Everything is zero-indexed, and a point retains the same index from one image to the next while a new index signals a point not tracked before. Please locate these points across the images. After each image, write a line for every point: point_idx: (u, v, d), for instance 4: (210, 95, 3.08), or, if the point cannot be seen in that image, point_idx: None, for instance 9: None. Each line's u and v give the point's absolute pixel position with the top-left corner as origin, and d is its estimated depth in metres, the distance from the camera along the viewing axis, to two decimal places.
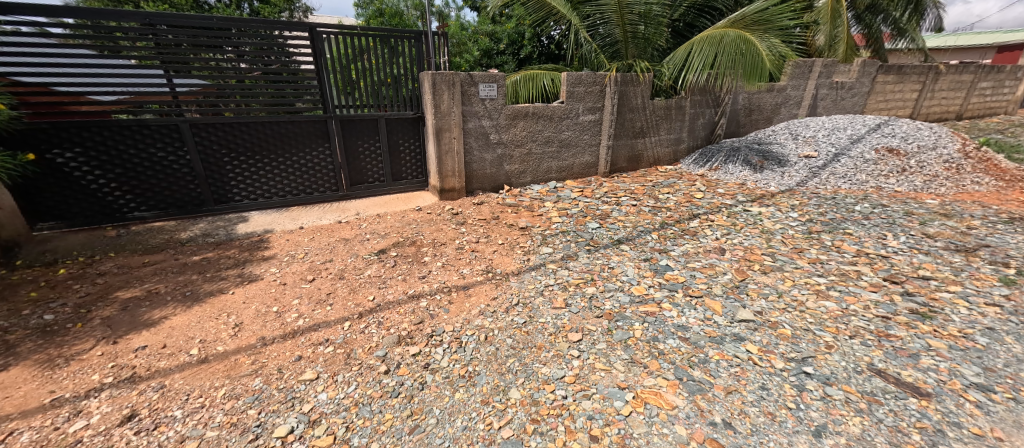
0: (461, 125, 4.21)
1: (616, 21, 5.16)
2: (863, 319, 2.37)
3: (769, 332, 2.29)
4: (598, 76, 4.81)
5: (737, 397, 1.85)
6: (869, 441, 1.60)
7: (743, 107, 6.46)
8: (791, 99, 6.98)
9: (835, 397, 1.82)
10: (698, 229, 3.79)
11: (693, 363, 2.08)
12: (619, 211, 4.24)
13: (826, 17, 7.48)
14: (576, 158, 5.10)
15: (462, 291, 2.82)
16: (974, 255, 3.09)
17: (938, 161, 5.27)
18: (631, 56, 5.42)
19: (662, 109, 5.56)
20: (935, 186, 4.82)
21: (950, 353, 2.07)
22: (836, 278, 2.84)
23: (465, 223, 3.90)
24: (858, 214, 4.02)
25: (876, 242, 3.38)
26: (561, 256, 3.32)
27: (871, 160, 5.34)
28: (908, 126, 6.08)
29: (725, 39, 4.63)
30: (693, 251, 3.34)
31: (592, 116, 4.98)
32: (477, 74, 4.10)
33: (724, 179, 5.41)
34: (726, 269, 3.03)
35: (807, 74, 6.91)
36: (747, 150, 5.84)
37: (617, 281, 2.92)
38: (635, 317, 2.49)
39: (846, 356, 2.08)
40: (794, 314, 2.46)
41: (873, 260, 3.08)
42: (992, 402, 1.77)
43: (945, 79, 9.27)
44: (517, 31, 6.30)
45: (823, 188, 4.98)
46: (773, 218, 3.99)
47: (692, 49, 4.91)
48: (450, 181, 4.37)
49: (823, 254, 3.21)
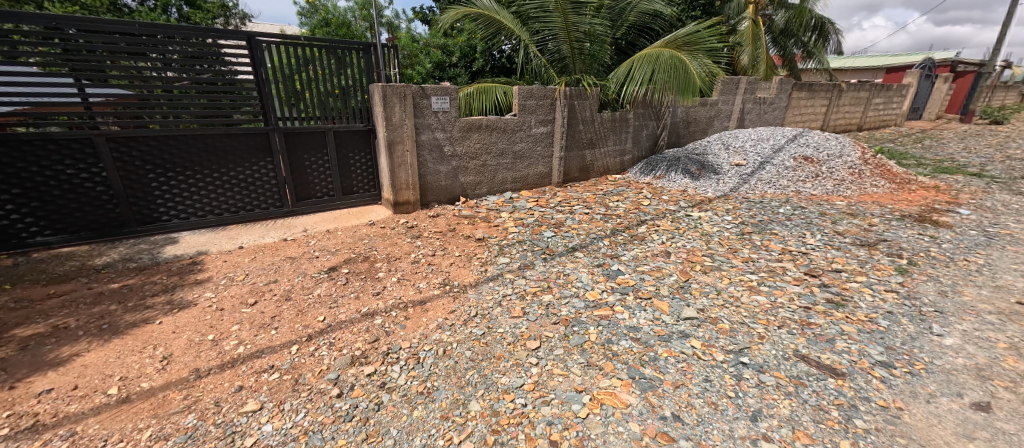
0: (414, 137, 4.17)
1: (563, 38, 5.38)
2: (789, 310, 2.62)
3: (710, 328, 2.47)
4: (548, 90, 4.99)
5: (684, 391, 1.97)
6: (797, 421, 1.77)
7: (681, 120, 6.98)
8: (722, 112, 7.64)
9: (768, 383, 1.99)
10: (646, 234, 4.01)
11: (644, 362, 2.18)
12: (573, 219, 4.38)
13: (748, 39, 8.36)
14: (530, 169, 5.22)
15: (418, 306, 2.76)
16: (875, 249, 3.53)
17: (844, 167, 5.98)
18: (579, 71, 5.67)
19: (609, 122, 5.86)
20: (843, 189, 5.46)
21: (859, 335, 2.35)
22: (765, 274, 3.12)
23: (421, 237, 3.85)
24: (782, 215, 4.46)
25: (797, 240, 3.76)
26: (518, 266, 3.36)
27: (791, 167, 5.94)
28: (819, 137, 6.84)
29: (661, 57, 4.98)
30: (641, 255, 3.52)
31: (544, 128, 5.14)
32: (429, 87, 4.10)
33: (668, 186, 5.76)
34: (672, 271, 3.22)
35: (734, 90, 7.61)
36: (687, 159, 6.28)
37: (572, 287, 3.01)
38: (590, 321, 2.58)
39: (776, 345, 2.28)
40: (731, 309, 2.66)
41: (795, 257, 3.42)
42: (893, 376, 2.02)
43: (847, 95, 10.56)
44: (469, 44, 6.43)
45: (753, 193, 5.46)
46: (710, 222, 4.32)
47: (632, 66, 5.23)
48: (404, 194, 4.29)
49: (754, 252, 3.53)
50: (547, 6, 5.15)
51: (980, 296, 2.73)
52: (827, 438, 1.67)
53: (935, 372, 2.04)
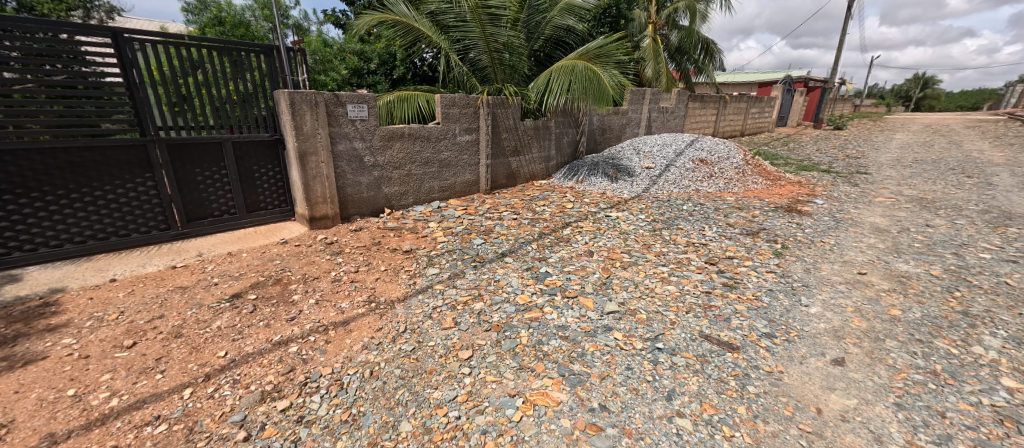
0: (329, 148, 3.90)
1: (482, 47, 5.46)
2: (694, 296, 2.92)
3: (630, 319, 2.65)
4: (471, 98, 5.01)
5: (609, 381, 2.09)
6: (704, 394, 1.97)
7: (597, 128, 7.48)
8: (632, 121, 8.34)
9: (680, 364, 2.19)
10: (570, 235, 4.20)
11: (572, 358, 2.27)
12: (501, 225, 4.44)
13: (650, 54, 9.31)
14: (457, 177, 5.18)
15: (341, 328, 2.57)
16: (759, 237, 4.10)
17: (731, 167, 6.86)
18: (500, 81, 5.81)
19: (532, 130, 6.05)
20: (732, 186, 6.27)
21: (749, 312, 2.70)
22: (674, 266, 3.45)
23: (341, 253, 3.60)
24: (685, 212, 4.98)
25: (698, 233, 4.23)
26: (448, 275, 3.31)
27: (691, 168, 6.66)
28: (711, 141, 7.78)
29: (576, 69, 5.26)
30: (567, 256, 3.68)
31: (468, 136, 5.14)
32: (344, 94, 3.87)
33: (589, 189, 6.11)
34: (595, 269, 3.41)
35: (641, 100, 8.36)
36: (604, 164, 6.73)
37: (503, 293, 3.04)
38: (521, 324, 2.62)
39: (685, 328, 2.52)
40: (648, 300, 2.90)
41: (698, 248, 3.84)
42: (775, 344, 2.35)
43: (731, 106, 12.19)
44: (388, 52, 6.17)
45: (661, 192, 6.02)
46: (627, 220, 4.67)
47: (550, 77, 5.45)
48: (321, 208, 3.98)
49: (664, 247, 3.88)
50: (464, 16, 5.18)
51: (833, 270, 3.31)
52: (727, 406, 1.89)
53: (805, 336, 2.41)
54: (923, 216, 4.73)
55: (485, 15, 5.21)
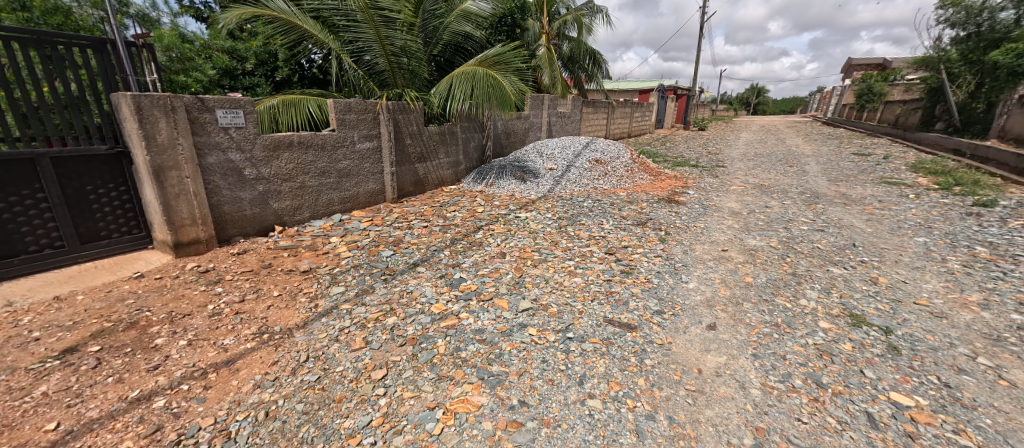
0: (196, 160, 3.32)
1: (378, 50, 5.19)
2: (597, 285, 3.18)
3: (542, 314, 2.77)
4: (369, 103, 4.75)
5: (526, 376, 2.15)
6: (610, 373, 2.15)
7: (502, 132, 7.67)
8: (533, 125, 8.75)
9: (588, 349, 2.36)
10: (482, 239, 4.24)
11: (491, 360, 2.29)
12: (411, 234, 4.29)
13: (545, 62, 9.90)
14: (359, 186, 4.87)
15: (224, 369, 2.23)
16: (647, 226, 4.62)
17: (622, 166, 7.60)
18: (400, 85, 5.60)
19: (437, 135, 5.96)
20: (623, 183, 6.95)
21: (643, 293, 3.02)
22: (579, 259, 3.71)
23: (222, 281, 3.12)
24: (586, 208, 5.38)
25: (598, 227, 4.61)
26: (356, 293, 3.08)
27: (589, 168, 7.20)
28: (604, 143, 8.53)
29: (477, 75, 5.34)
30: (480, 260, 3.70)
31: (369, 143, 4.87)
32: (210, 98, 3.35)
33: (498, 192, 6.24)
34: (507, 270, 3.49)
35: (540, 105, 8.81)
36: (511, 167, 6.95)
37: (417, 304, 2.93)
38: (437, 334, 2.56)
39: (591, 316, 2.72)
40: (557, 293, 3.06)
41: (599, 240, 4.19)
42: (664, 319, 2.67)
43: (618, 110, 13.54)
44: (267, 50, 5.53)
45: (564, 191, 6.41)
46: (535, 220, 4.88)
47: (452, 82, 5.45)
48: (190, 231, 3.38)
49: (570, 242, 4.14)
50: (355, 15, 4.87)
51: (705, 249, 3.89)
52: (630, 380, 2.09)
53: (686, 309, 2.79)
54: (763, 199, 5.82)
55: (378, 16, 4.93)
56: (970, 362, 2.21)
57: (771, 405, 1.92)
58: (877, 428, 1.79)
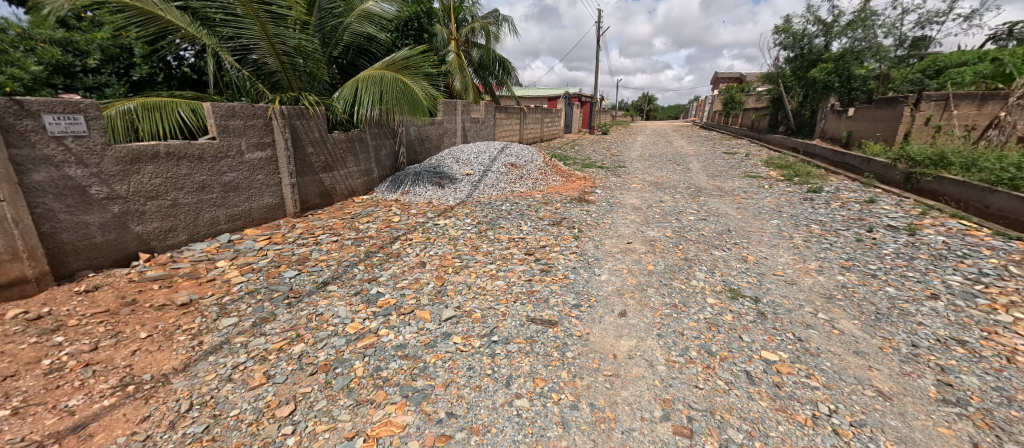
0: (14, 179, 2.61)
1: (265, 49, 4.62)
2: (519, 286, 3.22)
3: (467, 320, 2.72)
4: (258, 108, 4.24)
5: (454, 386, 2.09)
6: (537, 370, 2.19)
7: (415, 138, 7.44)
8: (447, 130, 8.64)
9: (514, 350, 2.37)
10: (400, 249, 4.03)
11: (415, 376, 2.17)
12: (318, 250, 3.92)
13: (456, 68, 9.91)
14: (252, 201, 4.31)
15: (70, 437, 1.78)
16: (561, 225, 4.83)
17: (536, 169, 7.86)
18: (297, 89, 5.17)
19: (344, 142, 5.55)
20: (538, 185, 7.19)
21: (561, 289, 3.15)
22: (500, 262, 3.73)
23: (64, 327, 2.50)
24: (504, 211, 5.46)
25: (516, 228, 4.70)
26: (252, 323, 2.70)
27: (505, 172, 7.31)
28: (518, 147, 8.73)
29: (384, 78, 5.06)
30: (399, 271, 3.52)
31: (261, 152, 4.34)
32: (33, 100, 2.68)
33: (414, 200, 6.02)
34: (428, 279, 3.36)
35: (453, 111, 8.74)
36: (427, 173, 6.77)
37: (328, 326, 2.67)
38: (353, 356, 2.36)
39: (515, 317, 2.74)
40: (481, 298, 3.03)
41: (518, 242, 4.27)
42: (582, 311, 2.80)
43: (530, 116, 14.04)
44: (117, 44, 4.50)
45: (482, 196, 6.41)
46: (454, 226, 4.80)
47: (357, 85, 5.10)
48: (12, 269, 2.64)
49: (490, 246, 4.15)
50: (234, 9, 4.26)
51: (614, 243, 4.19)
52: (555, 375, 2.15)
53: (600, 300, 2.96)
54: (659, 195, 6.49)
55: (263, 10, 4.36)
56: (814, 317, 2.71)
57: (675, 377, 2.12)
58: (755, 383, 2.08)
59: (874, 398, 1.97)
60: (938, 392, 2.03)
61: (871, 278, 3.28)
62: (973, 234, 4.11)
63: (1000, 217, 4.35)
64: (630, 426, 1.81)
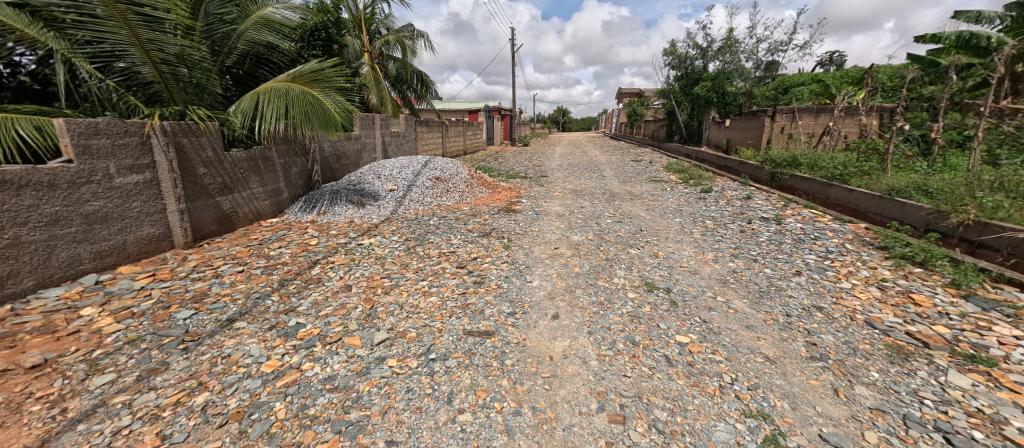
0: None
1: (138, 55, 4.06)
2: (453, 300, 3.21)
3: (401, 342, 2.64)
4: (131, 124, 3.69)
5: (392, 413, 2.01)
6: (476, 383, 2.20)
7: (330, 155, 7.03)
8: (366, 146, 8.31)
9: (452, 365, 2.36)
10: (321, 274, 3.77)
11: (348, 408, 2.05)
12: (221, 284, 3.50)
13: (371, 81, 9.63)
14: (128, 233, 3.71)
15: None
16: (491, 236, 4.93)
17: (462, 181, 7.90)
18: (181, 101, 4.63)
19: (246, 161, 5.05)
20: (465, 198, 7.23)
21: (495, 299, 3.20)
22: (432, 277, 3.68)
23: None
24: (433, 226, 5.39)
25: (447, 242, 4.67)
26: (137, 377, 2.30)
27: (430, 186, 7.24)
28: (442, 161, 8.69)
29: (291, 92, 4.75)
30: (321, 298, 3.28)
31: (138, 176, 3.77)
32: None
33: (333, 219, 5.67)
34: (356, 304, 3.19)
35: (370, 126, 8.44)
36: (345, 192, 6.43)
37: (239, 369, 2.39)
38: (273, 397, 2.15)
39: (451, 332, 2.73)
40: (414, 317, 2.96)
41: (449, 256, 4.25)
42: (516, 319, 2.89)
43: (452, 129, 14.08)
44: None
45: (408, 211, 6.27)
46: (381, 245, 4.63)
47: (259, 99, 4.74)
48: None
49: (421, 262, 4.07)
50: (92, 9, 3.61)
51: (542, 249, 4.39)
52: (494, 385, 2.18)
53: (533, 305, 3.08)
54: (580, 201, 6.93)
55: (133, 11, 3.78)
56: (714, 301, 3.11)
57: (606, 370, 2.29)
58: (672, 365, 2.33)
59: (763, 364, 2.33)
60: (807, 351, 2.46)
61: (753, 262, 3.87)
62: (821, 220, 5.06)
63: (837, 205, 5.41)
64: (570, 422, 1.91)
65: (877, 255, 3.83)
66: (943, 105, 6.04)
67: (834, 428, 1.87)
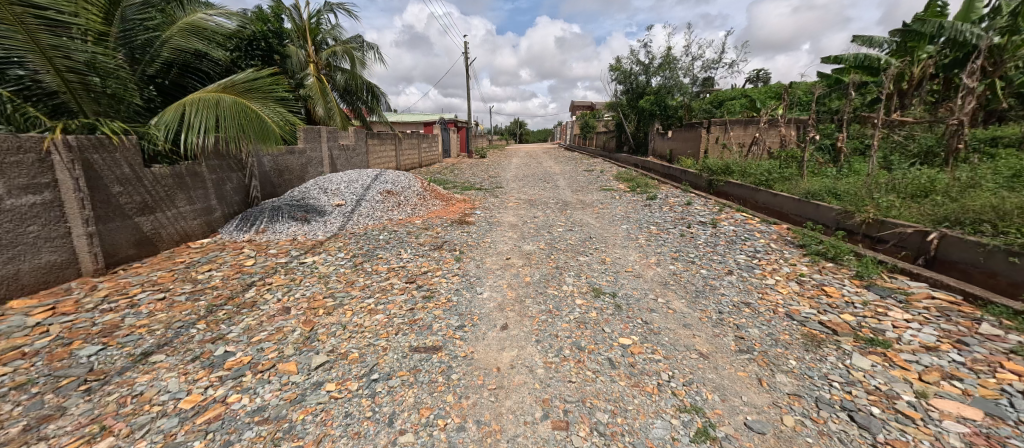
0: None
1: (38, 62, 3.59)
2: (401, 316, 3.12)
3: (342, 364, 2.52)
4: (28, 139, 3.29)
5: (328, 440, 1.89)
6: (420, 401, 2.14)
7: (270, 170, 6.65)
8: (311, 160, 7.95)
9: (396, 385, 2.28)
10: (256, 297, 3.52)
11: (279, 440, 1.91)
12: (137, 314, 3.16)
13: (316, 93, 9.26)
14: (22, 261, 3.26)
15: None
16: (443, 248, 4.86)
17: (414, 194, 7.75)
18: (92, 113, 4.15)
19: (171, 177, 4.63)
20: (418, 211, 7.10)
21: (444, 313, 3.15)
22: (379, 294, 3.55)
23: None
24: (383, 241, 5.23)
25: (396, 257, 4.55)
26: (24, 426, 1.99)
27: (381, 200, 7.03)
28: (393, 174, 8.48)
29: (221, 103, 4.45)
30: (255, 324, 3.06)
31: (37, 196, 3.35)
32: None
33: (274, 238, 5.34)
34: (294, 327, 3.00)
35: (316, 138, 8.10)
36: (288, 208, 6.09)
37: (152, 407, 2.16)
38: (191, 436, 1.95)
39: (397, 350, 2.64)
40: (358, 337, 2.84)
41: (398, 271, 4.12)
42: (465, 331, 2.85)
43: (406, 142, 13.85)
44: None
45: (357, 226, 6.04)
46: (325, 263, 4.40)
47: (185, 110, 4.39)
48: None
49: (368, 279, 3.91)
50: None
51: (494, 260, 4.39)
52: (440, 402, 2.13)
53: (482, 317, 3.06)
54: (533, 211, 7.04)
55: (31, 14, 3.42)
56: (655, 302, 3.26)
57: (552, 377, 2.32)
58: (615, 367, 2.40)
59: (697, 359, 2.47)
60: (736, 344, 2.64)
61: (692, 264, 4.11)
62: (751, 222, 5.49)
63: (764, 208, 5.90)
64: (515, 433, 1.90)
65: (797, 253, 4.22)
66: (846, 118, 6.82)
67: (757, 415, 2.01)
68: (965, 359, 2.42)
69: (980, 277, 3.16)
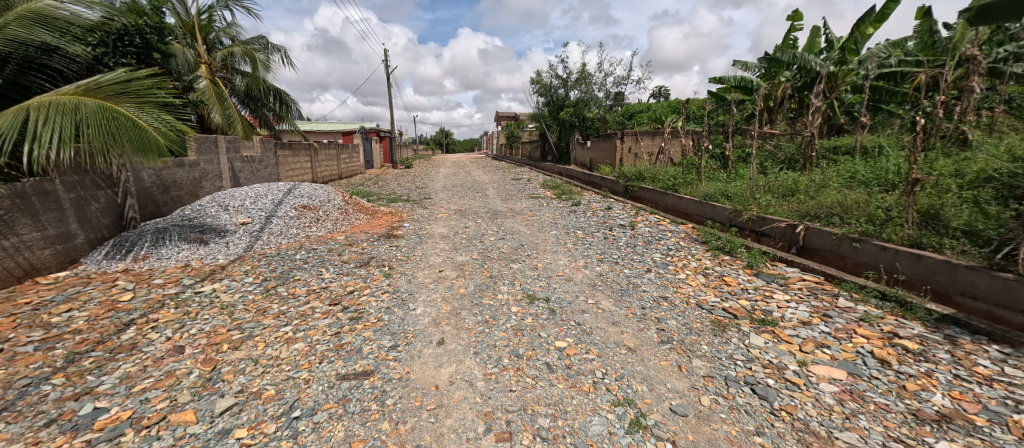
0: None
1: None
2: (325, 342, 2.85)
3: (254, 404, 2.22)
4: None
5: None
6: (351, 434, 1.97)
7: (152, 186, 5.72)
8: (207, 173, 7.01)
9: (322, 420, 2.08)
10: (138, 337, 2.96)
11: None
12: None
13: (211, 98, 8.20)
14: None
15: None
16: (370, 265, 4.57)
17: (335, 209, 7.21)
18: None
19: (9, 198, 3.72)
20: (339, 226, 6.61)
21: (375, 334, 2.95)
22: (297, 321, 3.21)
23: None
24: (299, 261, 4.76)
25: (317, 278, 4.17)
26: None
27: (296, 216, 6.43)
28: (309, 187, 7.82)
29: (81, 108, 3.72)
30: (136, 370, 2.57)
31: None
32: None
33: (159, 265, 4.57)
34: (190, 368, 2.58)
35: (212, 149, 7.16)
36: (177, 230, 5.27)
37: None
38: None
39: (321, 380, 2.41)
40: (273, 371, 2.52)
41: (319, 293, 3.78)
42: (399, 351, 2.70)
43: (323, 152, 12.91)
44: None
45: (267, 246, 5.42)
46: (229, 290, 3.88)
47: (28, 116, 3.59)
48: None
49: (283, 305, 3.52)
50: None
51: (427, 274, 4.24)
52: (374, 432, 1.98)
53: (417, 334, 2.93)
54: (464, 221, 6.98)
55: None
56: (586, 303, 3.42)
57: (492, 389, 2.29)
58: (553, 371, 2.45)
59: (626, 354, 2.63)
60: (658, 337, 2.86)
61: (615, 265, 4.38)
62: (663, 223, 6.05)
63: (673, 210, 6.53)
64: None
65: (701, 248, 4.73)
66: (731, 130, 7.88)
67: (680, 400, 2.19)
68: (830, 329, 2.90)
69: (834, 260, 3.81)
